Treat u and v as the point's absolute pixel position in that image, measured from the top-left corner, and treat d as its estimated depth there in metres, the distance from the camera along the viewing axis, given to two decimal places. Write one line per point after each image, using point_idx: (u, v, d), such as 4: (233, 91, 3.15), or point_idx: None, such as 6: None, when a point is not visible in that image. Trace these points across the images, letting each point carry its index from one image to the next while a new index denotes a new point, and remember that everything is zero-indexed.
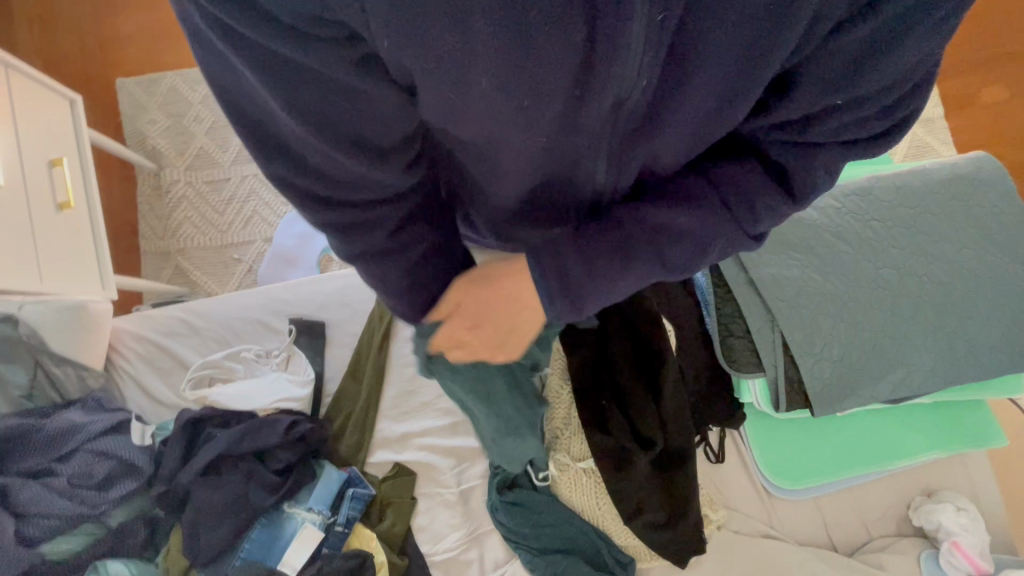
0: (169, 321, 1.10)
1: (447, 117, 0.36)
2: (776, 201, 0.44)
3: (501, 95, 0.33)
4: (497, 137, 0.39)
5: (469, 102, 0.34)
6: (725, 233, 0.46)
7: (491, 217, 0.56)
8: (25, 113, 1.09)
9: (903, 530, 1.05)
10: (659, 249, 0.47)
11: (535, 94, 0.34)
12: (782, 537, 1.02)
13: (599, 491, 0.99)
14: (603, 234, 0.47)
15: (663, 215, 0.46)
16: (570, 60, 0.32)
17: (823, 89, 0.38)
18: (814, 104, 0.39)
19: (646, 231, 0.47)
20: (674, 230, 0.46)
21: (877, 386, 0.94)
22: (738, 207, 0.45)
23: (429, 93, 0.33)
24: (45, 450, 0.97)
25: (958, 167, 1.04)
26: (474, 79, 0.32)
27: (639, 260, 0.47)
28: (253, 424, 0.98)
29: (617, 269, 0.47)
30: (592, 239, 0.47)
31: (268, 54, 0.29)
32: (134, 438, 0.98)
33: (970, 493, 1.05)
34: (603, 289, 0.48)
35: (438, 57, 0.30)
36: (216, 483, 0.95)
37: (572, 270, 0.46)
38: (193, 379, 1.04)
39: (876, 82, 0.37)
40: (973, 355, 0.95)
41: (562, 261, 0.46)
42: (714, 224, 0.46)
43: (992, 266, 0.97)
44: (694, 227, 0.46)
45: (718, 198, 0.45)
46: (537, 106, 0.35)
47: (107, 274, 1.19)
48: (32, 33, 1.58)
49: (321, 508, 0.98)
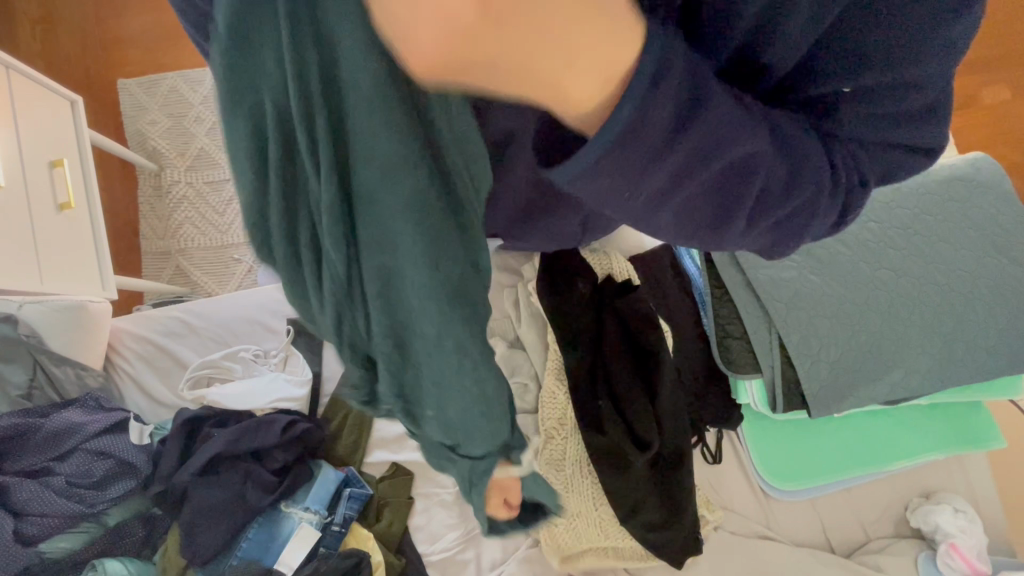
0: (168, 321, 1.11)
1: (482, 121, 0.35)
2: (828, 208, 0.37)
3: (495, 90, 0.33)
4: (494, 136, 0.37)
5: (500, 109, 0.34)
6: (799, 190, 0.35)
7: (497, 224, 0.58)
8: (25, 115, 1.10)
9: (901, 532, 1.05)
10: (726, 182, 0.32)
11: None
12: (778, 538, 1.02)
13: (595, 492, 0.99)
14: (687, 90, 0.27)
15: (736, 121, 0.29)
16: None
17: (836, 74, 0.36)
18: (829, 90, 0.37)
19: (716, 155, 0.29)
20: (745, 159, 0.31)
21: (874, 387, 0.94)
22: (805, 179, 0.35)
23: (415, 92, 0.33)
24: (44, 449, 0.97)
25: (958, 168, 1.03)
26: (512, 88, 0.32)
27: (700, 184, 0.31)
28: (251, 424, 0.99)
29: (667, 183, 0.30)
30: (644, 138, 0.27)
31: None
32: (132, 438, 1.00)
33: (967, 495, 1.05)
34: (637, 212, 0.31)
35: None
36: (213, 482, 0.96)
37: (599, 180, 0.28)
38: (191, 378, 1.05)
39: (884, 72, 0.35)
40: (971, 357, 0.95)
41: (592, 167, 0.27)
42: (781, 174, 0.33)
43: (991, 268, 0.97)
44: (763, 171, 0.32)
45: (790, 154, 0.34)
46: None
47: (107, 274, 1.20)
48: (34, 34, 1.58)
49: (318, 507, 0.98)
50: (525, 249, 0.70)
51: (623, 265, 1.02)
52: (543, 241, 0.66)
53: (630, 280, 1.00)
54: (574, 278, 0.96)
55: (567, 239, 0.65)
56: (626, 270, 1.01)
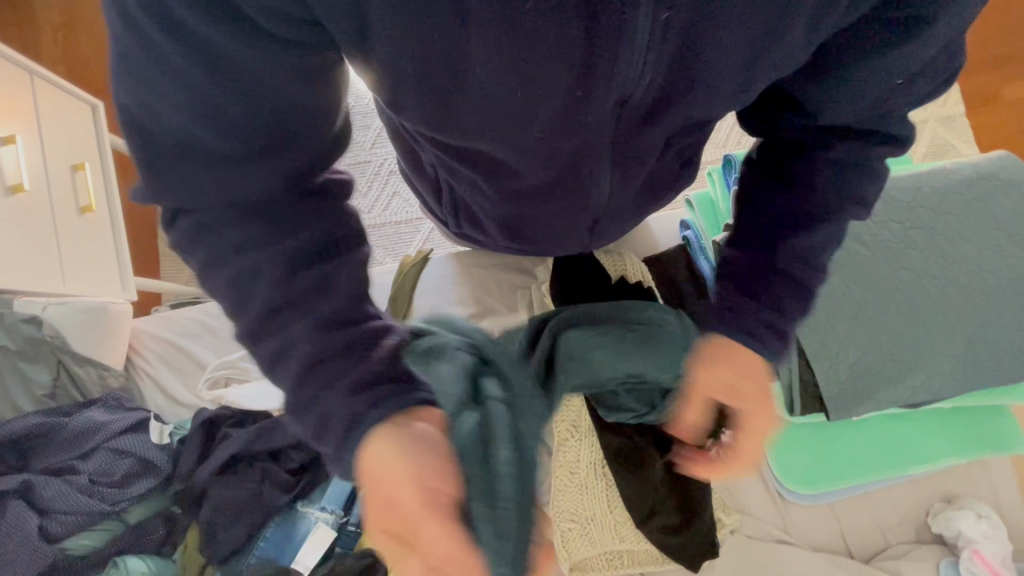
0: (186, 322, 1.13)
1: (471, 125, 0.45)
2: (862, 156, 0.55)
3: (499, 81, 0.41)
4: (494, 132, 0.46)
5: (483, 98, 0.42)
6: (867, 178, 0.56)
7: (493, 214, 0.67)
8: (49, 120, 1.13)
9: (923, 537, 1.03)
10: (842, 188, 0.56)
11: (537, 83, 0.41)
12: (796, 542, 1.01)
13: (609, 497, 0.98)
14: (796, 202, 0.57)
15: (831, 184, 0.56)
16: (569, 53, 0.39)
17: (853, 87, 0.50)
18: (846, 101, 0.51)
19: (831, 204, 0.57)
20: (849, 187, 0.56)
21: (895, 389, 0.93)
22: (848, 162, 0.55)
23: (443, 78, 0.40)
24: (68, 447, 0.99)
25: (978, 166, 1.02)
26: (487, 76, 0.40)
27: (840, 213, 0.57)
28: (268, 424, 0.99)
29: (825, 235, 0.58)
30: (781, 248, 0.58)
31: (225, 57, 0.32)
32: (153, 438, 1.01)
33: (991, 500, 1.03)
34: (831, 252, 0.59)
35: (446, 38, 0.37)
36: (232, 481, 0.98)
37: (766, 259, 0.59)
38: (209, 379, 1.07)
39: (914, 68, 0.49)
40: (994, 360, 0.93)
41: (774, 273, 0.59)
42: (855, 179, 0.56)
43: (1014, 267, 0.95)
44: (852, 190, 0.56)
45: (835, 161, 0.55)
46: (538, 96, 0.43)
47: (127, 276, 1.23)
48: (56, 40, 1.63)
49: (335, 507, 0.99)
50: (536, 246, 0.77)
51: (635, 265, 1.02)
52: (559, 238, 0.73)
53: (643, 281, 1.00)
54: (587, 278, 0.97)
55: (571, 240, 0.75)
56: (639, 271, 1.01)
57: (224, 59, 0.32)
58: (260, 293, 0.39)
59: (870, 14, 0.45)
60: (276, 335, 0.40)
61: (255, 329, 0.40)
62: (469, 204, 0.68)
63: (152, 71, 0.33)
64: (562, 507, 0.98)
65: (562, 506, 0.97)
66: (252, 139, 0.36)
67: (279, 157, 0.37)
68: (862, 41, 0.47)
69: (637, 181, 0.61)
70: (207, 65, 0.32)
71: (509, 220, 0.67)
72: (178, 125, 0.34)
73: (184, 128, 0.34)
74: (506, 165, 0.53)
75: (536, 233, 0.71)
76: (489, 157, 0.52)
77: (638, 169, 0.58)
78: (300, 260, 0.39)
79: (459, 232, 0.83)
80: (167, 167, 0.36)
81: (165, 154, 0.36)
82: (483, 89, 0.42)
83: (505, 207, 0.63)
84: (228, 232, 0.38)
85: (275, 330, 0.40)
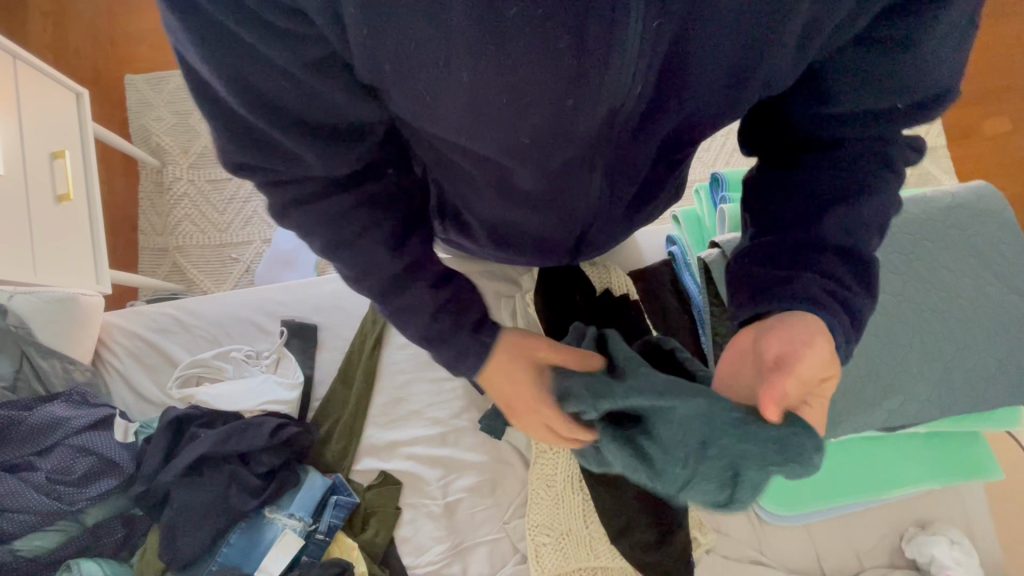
0: (161, 317, 1.09)
1: (432, 116, 0.41)
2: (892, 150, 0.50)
3: (483, 87, 0.38)
4: (476, 134, 0.43)
5: (450, 103, 0.39)
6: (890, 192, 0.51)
7: (481, 214, 0.64)
8: (30, 104, 1.10)
9: (896, 562, 1.03)
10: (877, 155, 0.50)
11: (521, 92, 0.39)
12: (771, 564, 1.01)
13: (586, 508, 0.99)
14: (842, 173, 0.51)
15: (855, 166, 0.50)
16: (557, 61, 0.36)
17: (871, 94, 0.47)
18: (854, 103, 0.48)
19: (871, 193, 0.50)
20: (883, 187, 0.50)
21: (872, 413, 0.93)
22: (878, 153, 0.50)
23: (426, 80, 0.37)
24: (25, 443, 0.95)
25: (960, 196, 1.03)
26: (458, 73, 0.37)
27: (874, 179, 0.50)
28: (238, 425, 0.98)
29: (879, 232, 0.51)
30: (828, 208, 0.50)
31: (249, 48, 0.33)
32: (116, 435, 0.99)
33: (963, 525, 1.04)
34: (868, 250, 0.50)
35: (426, 42, 0.34)
36: (197, 483, 0.96)
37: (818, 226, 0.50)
38: (180, 377, 1.04)
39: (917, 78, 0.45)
40: (970, 387, 0.94)
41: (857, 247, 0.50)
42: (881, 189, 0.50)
43: (992, 297, 0.96)
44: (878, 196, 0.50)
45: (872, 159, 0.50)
46: (522, 106, 0.40)
47: (102, 269, 1.20)
48: (45, 26, 1.65)
49: (304, 514, 0.98)
50: (524, 255, 0.77)
51: (621, 278, 1.03)
52: (545, 248, 0.73)
53: (627, 293, 1.02)
54: (571, 291, 0.98)
55: (560, 249, 0.74)
56: (624, 284, 1.03)
57: (267, 61, 0.34)
58: (344, 233, 0.46)
59: (869, 35, 0.44)
60: (405, 296, 0.50)
61: (385, 289, 0.49)
62: (459, 207, 0.65)
63: (199, 64, 0.34)
64: (576, 491, 0.99)
65: (536, 520, 0.98)
66: (323, 133, 0.40)
67: (347, 145, 0.42)
68: (856, 63, 0.45)
69: (622, 193, 0.61)
70: (245, 59, 0.33)
71: (496, 226, 0.66)
72: (254, 124, 0.37)
73: (268, 122, 0.37)
74: (497, 168, 0.50)
75: (524, 240, 0.70)
76: (474, 158, 0.49)
77: (622, 180, 0.57)
78: (385, 237, 0.47)
79: (445, 237, 0.81)
80: (267, 154, 0.40)
81: (243, 137, 0.39)
82: (456, 92, 0.38)
83: (492, 208, 0.60)
84: (336, 210, 0.45)
85: (400, 293, 0.49)
